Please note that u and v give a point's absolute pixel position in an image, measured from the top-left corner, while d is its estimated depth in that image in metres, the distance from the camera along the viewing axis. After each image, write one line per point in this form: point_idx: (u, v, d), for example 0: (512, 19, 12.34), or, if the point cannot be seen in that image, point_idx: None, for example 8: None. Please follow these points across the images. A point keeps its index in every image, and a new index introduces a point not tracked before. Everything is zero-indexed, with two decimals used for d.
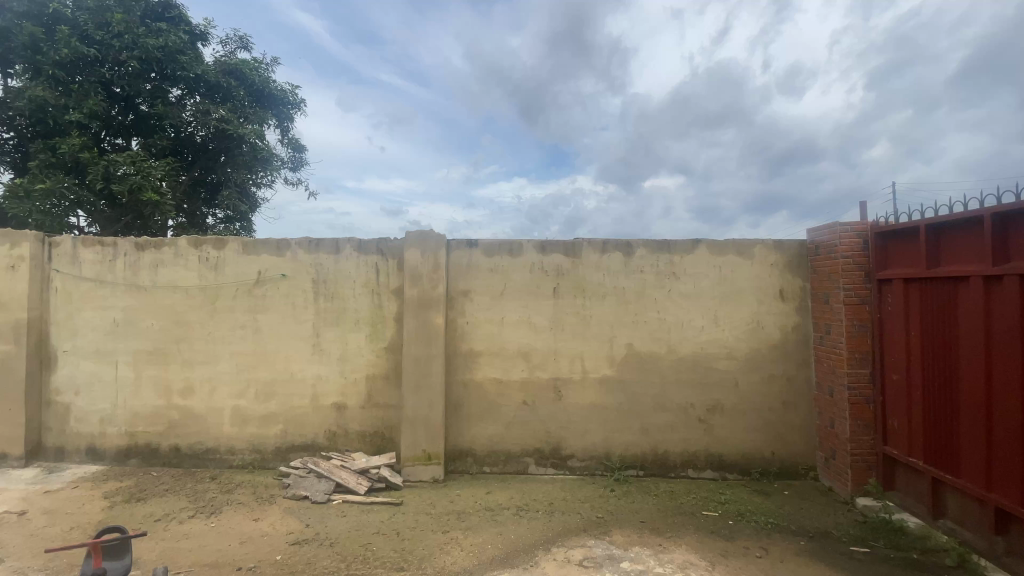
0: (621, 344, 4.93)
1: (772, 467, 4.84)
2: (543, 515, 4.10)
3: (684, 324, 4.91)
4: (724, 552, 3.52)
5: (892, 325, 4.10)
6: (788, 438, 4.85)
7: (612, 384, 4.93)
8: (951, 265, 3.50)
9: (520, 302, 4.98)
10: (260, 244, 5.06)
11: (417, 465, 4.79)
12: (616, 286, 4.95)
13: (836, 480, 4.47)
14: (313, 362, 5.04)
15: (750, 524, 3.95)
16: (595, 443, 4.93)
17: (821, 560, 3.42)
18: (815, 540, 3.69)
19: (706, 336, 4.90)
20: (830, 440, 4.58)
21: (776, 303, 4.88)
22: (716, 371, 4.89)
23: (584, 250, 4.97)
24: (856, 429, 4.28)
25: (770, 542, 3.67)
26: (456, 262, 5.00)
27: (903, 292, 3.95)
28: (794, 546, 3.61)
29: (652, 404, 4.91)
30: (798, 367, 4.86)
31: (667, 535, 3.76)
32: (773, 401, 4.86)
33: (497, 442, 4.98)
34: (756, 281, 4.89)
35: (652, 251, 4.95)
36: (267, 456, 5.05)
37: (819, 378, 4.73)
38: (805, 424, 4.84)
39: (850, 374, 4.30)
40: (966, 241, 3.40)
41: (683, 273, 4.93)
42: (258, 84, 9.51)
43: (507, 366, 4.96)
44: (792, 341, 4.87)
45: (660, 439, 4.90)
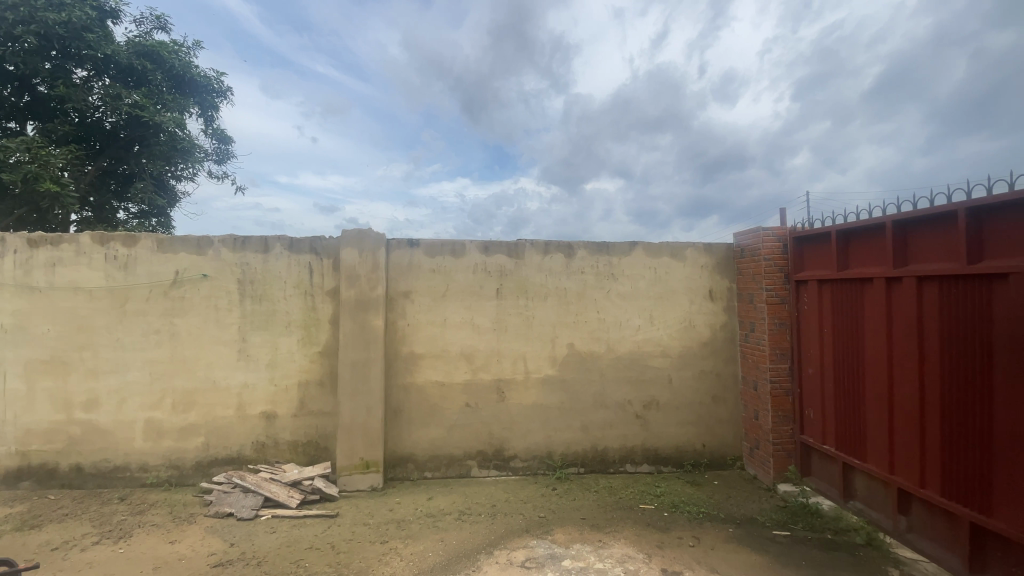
0: (563, 344, 4.99)
1: (702, 458, 5.09)
2: (485, 518, 4.07)
3: (623, 323, 5.05)
4: (661, 544, 3.64)
5: (807, 323, 4.44)
6: (717, 431, 5.11)
7: (554, 384, 4.98)
8: (857, 268, 3.84)
9: (462, 304, 4.91)
10: (178, 241, 4.67)
11: (354, 474, 4.60)
12: (558, 286, 5.00)
13: (760, 468, 4.76)
14: (239, 368, 4.71)
15: (684, 514, 4.11)
16: (537, 443, 4.96)
17: (747, 545, 3.61)
18: (742, 527, 3.90)
19: (643, 335, 5.07)
20: (754, 430, 4.88)
21: (706, 302, 5.14)
22: (652, 368, 5.06)
23: (527, 251, 4.99)
24: (777, 420, 4.59)
25: (702, 531, 3.83)
26: (396, 262, 4.86)
27: (818, 292, 4.28)
28: (724, 534, 3.79)
29: (592, 402, 5.01)
30: (725, 363, 5.14)
31: (607, 530, 3.84)
32: (704, 396, 5.10)
33: (439, 446, 4.88)
34: (687, 281, 5.13)
35: (593, 252, 5.05)
36: (186, 472, 4.66)
37: (744, 372, 5.03)
38: (731, 417, 5.13)
39: (772, 369, 4.62)
40: (870, 246, 3.74)
41: (622, 274, 5.07)
42: (178, 69, 8.79)
43: (450, 368, 4.88)
44: (720, 338, 5.15)
45: (600, 436, 5.01)
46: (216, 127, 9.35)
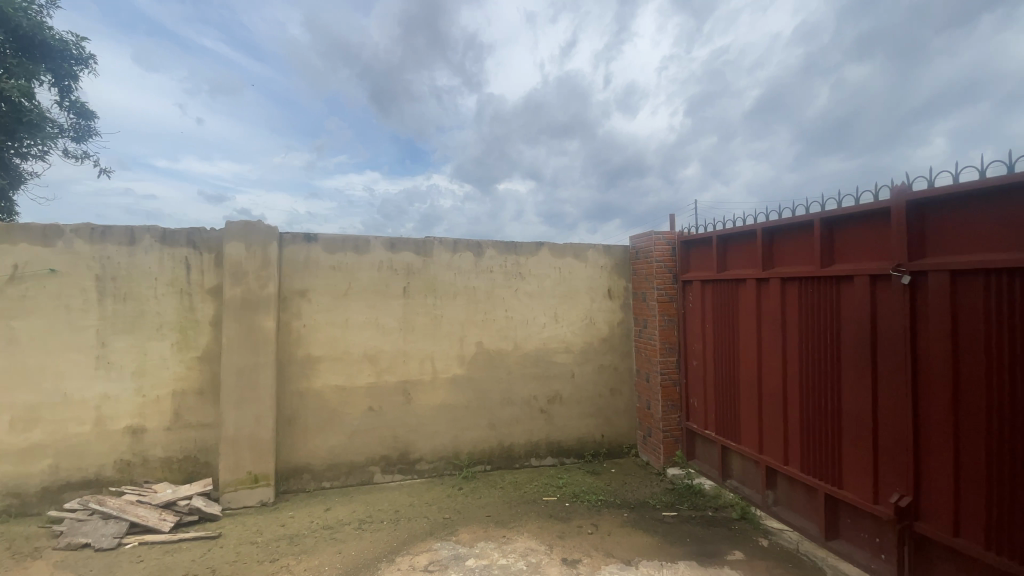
0: (471, 343, 4.98)
1: (602, 448, 5.36)
2: (387, 524, 3.94)
3: (529, 322, 5.15)
4: (562, 534, 3.77)
5: (692, 320, 4.86)
6: (615, 422, 5.42)
7: (461, 383, 4.95)
8: (734, 270, 4.28)
9: (365, 303, 4.71)
10: (16, 230, 3.95)
11: (241, 490, 4.22)
12: (466, 285, 4.98)
13: (652, 454, 5.12)
14: (99, 378, 4.11)
15: (584, 503, 4.29)
16: (444, 443, 4.90)
17: (639, 528, 3.86)
18: (636, 510, 4.16)
19: (548, 332, 5.22)
20: (647, 419, 5.24)
21: (606, 301, 5.42)
22: (556, 365, 5.23)
23: (434, 249, 4.90)
24: (667, 409, 4.97)
25: (600, 518, 4.03)
26: (291, 258, 4.53)
27: (701, 291, 4.70)
28: (619, 519, 4.02)
29: (499, 399, 5.05)
30: (622, 358, 5.46)
31: (511, 525, 3.89)
32: (603, 389, 5.38)
33: (339, 453, 4.64)
34: (589, 280, 5.36)
35: (500, 251, 5.10)
36: (27, 501, 3.97)
37: (638, 365, 5.38)
38: (628, 408, 5.46)
39: (662, 362, 4.99)
40: (744, 250, 4.19)
41: (528, 273, 5.17)
42: (25, 28, 7.47)
43: (352, 371, 4.66)
44: (618, 334, 5.45)
45: (506, 433, 5.07)
46: (75, 99, 8.08)
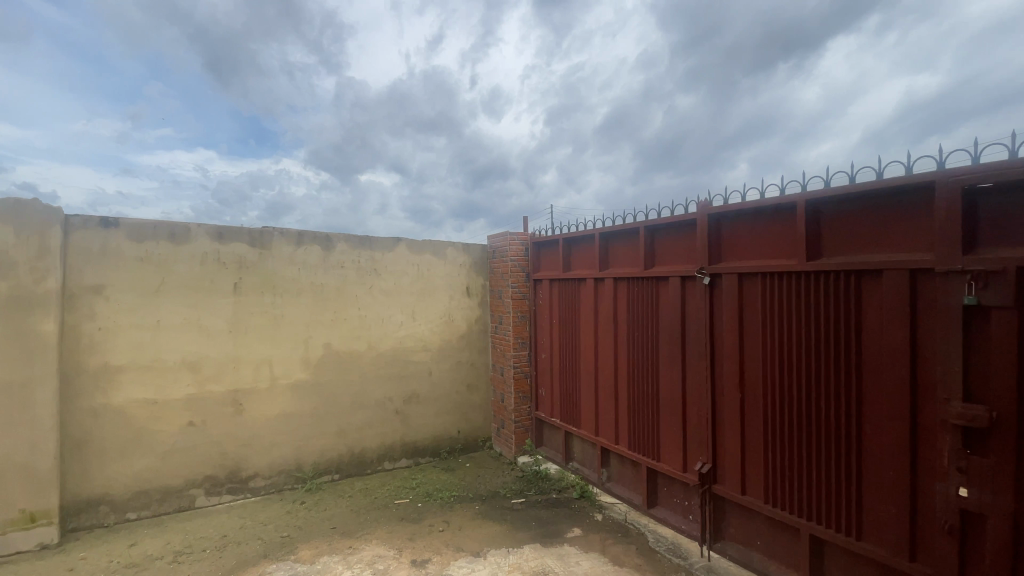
0: (318, 344, 4.64)
1: (457, 444, 5.42)
2: (211, 552, 3.47)
3: (384, 320, 4.97)
4: (412, 535, 3.71)
5: (541, 316, 5.17)
6: (470, 417, 5.51)
7: (306, 388, 4.59)
8: (578, 269, 4.67)
9: (186, 301, 4.08)
10: None
11: (11, 535, 3.37)
12: (313, 282, 4.61)
13: (504, 445, 5.34)
14: None
15: (437, 501, 4.29)
16: (285, 456, 4.49)
17: (489, 518, 3.99)
18: (487, 502, 4.29)
19: (404, 331, 5.09)
20: (500, 412, 5.43)
21: (463, 298, 5.47)
22: (412, 363, 5.13)
23: (276, 241, 4.45)
24: (518, 401, 5.22)
25: (451, 514, 4.07)
26: (82, 248, 3.72)
27: (550, 289, 5.03)
28: (470, 512, 4.10)
29: (349, 403, 4.79)
30: (478, 354, 5.57)
31: (358, 534, 3.72)
32: (460, 386, 5.43)
33: (150, 478, 3.96)
34: (447, 278, 5.36)
35: (353, 246, 4.82)
36: None
37: (494, 360, 5.55)
38: (483, 402, 5.60)
39: (515, 356, 5.22)
40: (586, 252, 4.59)
41: (384, 269, 4.98)
42: None
43: (167, 381, 4.01)
44: (474, 331, 5.55)
45: (357, 438, 4.84)
46: None
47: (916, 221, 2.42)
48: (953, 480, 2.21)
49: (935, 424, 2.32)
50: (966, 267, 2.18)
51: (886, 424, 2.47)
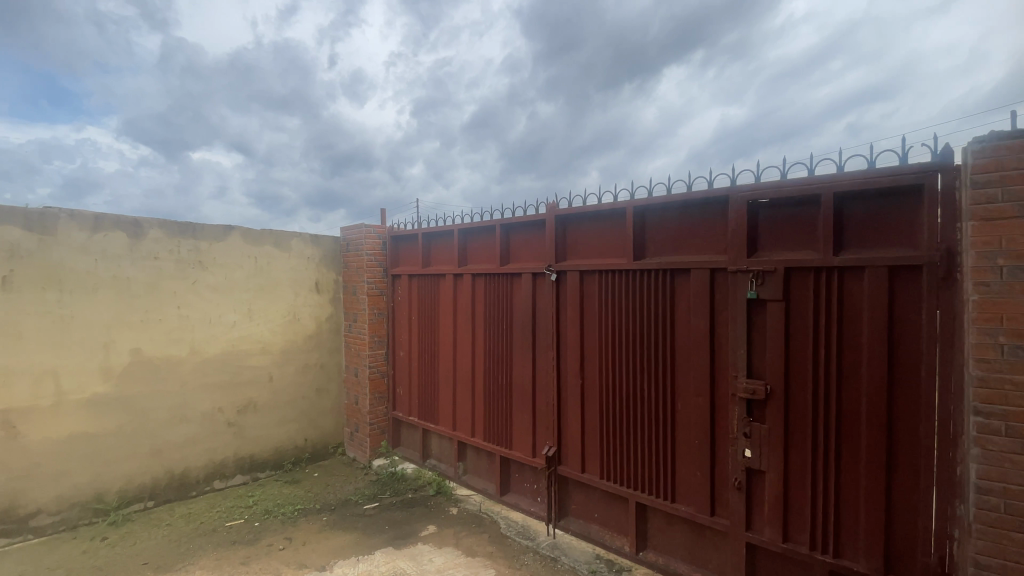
0: (123, 350, 3.89)
1: (304, 453, 5.01)
2: None
3: (213, 320, 4.36)
4: (246, 559, 3.33)
5: (399, 312, 5.03)
6: (320, 423, 5.14)
7: (107, 403, 3.82)
8: (436, 265, 4.64)
9: None
10: None
11: None
12: (115, 275, 3.85)
13: (358, 449, 5.09)
14: None
15: (277, 518, 3.91)
16: (76, 487, 3.69)
17: (338, 528, 3.76)
18: (336, 511, 4.04)
19: (239, 332, 4.53)
20: (354, 414, 5.16)
21: (311, 295, 5.07)
22: (249, 368, 4.60)
23: (60, 225, 3.60)
24: (374, 402, 5.01)
25: (294, 529, 3.74)
26: None
27: (408, 284, 4.92)
28: (317, 524, 3.82)
29: (167, 417, 4.12)
30: (329, 355, 5.22)
31: (177, 568, 3.22)
32: (307, 390, 5.03)
33: None
34: (292, 273, 4.91)
35: (171, 234, 4.13)
36: None
37: (347, 361, 5.25)
38: (334, 406, 5.26)
39: (370, 355, 4.99)
40: (445, 248, 4.58)
41: (212, 262, 4.37)
42: None
43: None
44: (324, 331, 5.18)
45: (177, 457, 4.18)
46: None
47: (716, 229, 2.87)
48: (740, 444, 2.69)
49: (727, 398, 2.78)
50: (749, 267, 2.66)
51: (693, 401, 2.90)
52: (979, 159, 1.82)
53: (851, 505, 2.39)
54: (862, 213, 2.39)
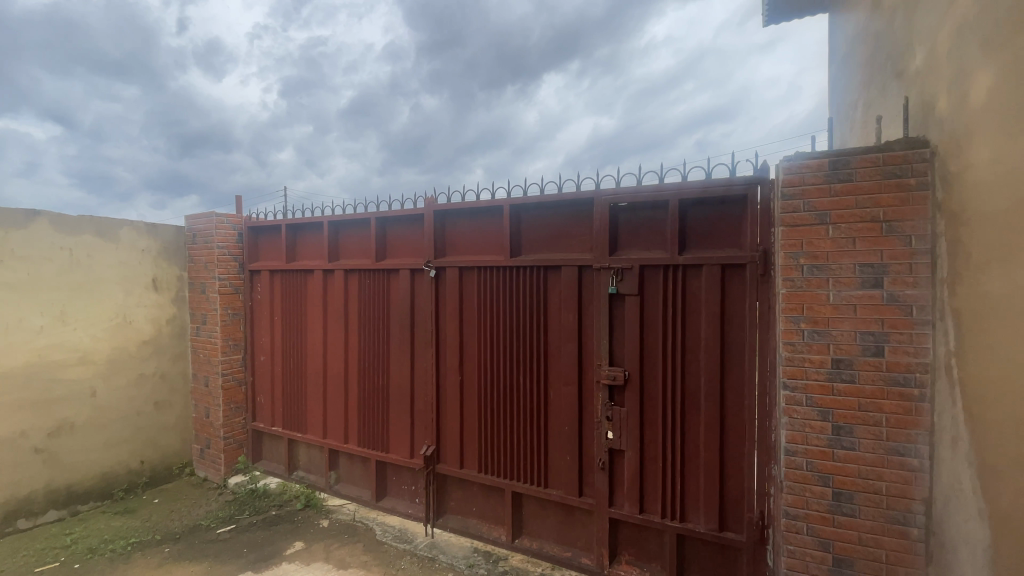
0: None
1: (140, 477, 4.31)
2: None
3: (8, 325, 3.53)
4: None
5: (260, 312, 4.56)
6: (161, 441, 4.46)
7: None
8: (303, 260, 4.28)
9: None
10: None
11: None
12: None
13: (210, 468, 4.51)
14: None
15: (104, 557, 3.31)
16: None
17: (185, 559, 3.30)
18: (182, 540, 3.54)
19: (47, 339, 3.73)
20: (205, 429, 4.56)
21: (147, 294, 4.36)
22: (62, 383, 3.81)
23: None
24: (229, 413, 4.48)
25: (128, 568, 3.20)
26: None
27: (270, 281, 4.47)
28: (158, 558, 3.31)
29: None
30: (172, 362, 4.54)
31: None
32: (144, 404, 4.32)
33: None
34: (121, 268, 4.17)
35: None
36: None
37: (195, 368, 4.62)
38: (179, 421, 4.60)
39: (224, 361, 4.45)
40: (312, 242, 4.25)
41: (6, 254, 3.52)
42: None
43: None
44: (166, 335, 4.49)
45: None
46: None
47: (584, 229, 3.04)
48: (604, 427, 2.90)
49: (593, 385, 2.98)
50: (611, 265, 2.87)
51: (563, 390, 3.06)
52: (787, 175, 2.17)
53: (694, 473, 2.71)
54: (702, 218, 2.71)
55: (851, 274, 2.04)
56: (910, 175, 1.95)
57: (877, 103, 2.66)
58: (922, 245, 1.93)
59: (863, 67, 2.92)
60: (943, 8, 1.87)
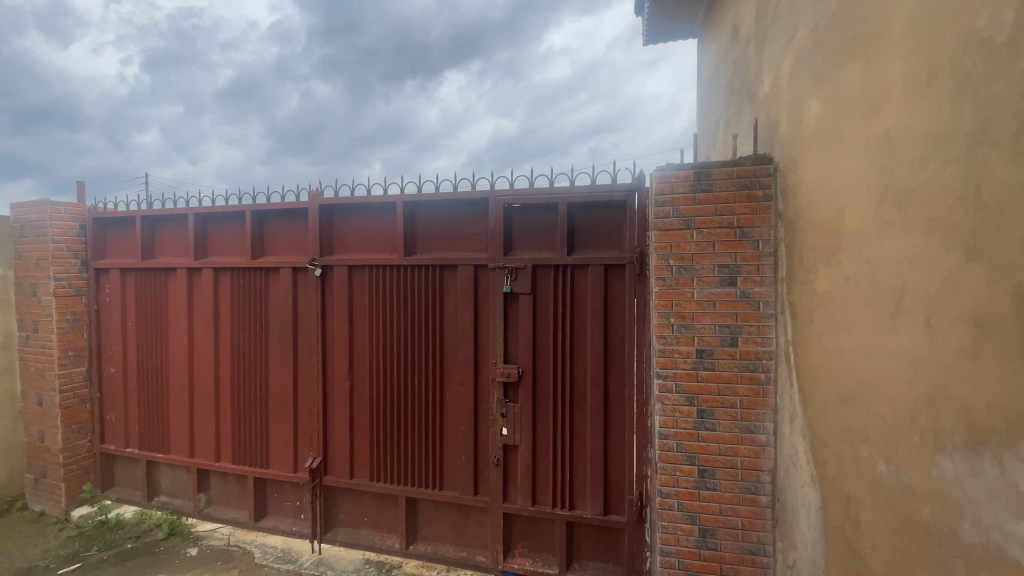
0: None
1: None
2: None
3: None
4: None
5: (109, 317, 3.94)
6: None
7: None
8: (163, 257, 3.77)
9: None
10: None
11: None
12: None
13: (46, 501, 3.81)
14: None
15: None
16: None
17: None
18: None
19: None
20: (37, 457, 3.84)
21: None
22: None
23: None
24: (70, 436, 3.81)
25: None
26: None
27: (122, 281, 3.88)
28: None
29: None
30: None
31: None
32: None
33: None
34: None
35: None
36: None
37: (23, 385, 3.86)
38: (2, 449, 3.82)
39: (61, 376, 3.77)
40: (175, 236, 3.76)
41: None
42: None
43: None
44: None
45: None
46: None
47: (478, 228, 3.06)
48: (499, 424, 2.94)
49: (488, 383, 3.01)
50: (505, 264, 2.91)
51: (459, 389, 3.05)
52: (660, 183, 2.36)
53: (582, 463, 2.86)
54: (588, 220, 2.86)
55: (711, 274, 2.28)
56: (757, 187, 2.24)
57: (735, 123, 3.01)
58: (766, 249, 2.22)
59: (724, 90, 3.29)
60: (784, 44, 2.16)
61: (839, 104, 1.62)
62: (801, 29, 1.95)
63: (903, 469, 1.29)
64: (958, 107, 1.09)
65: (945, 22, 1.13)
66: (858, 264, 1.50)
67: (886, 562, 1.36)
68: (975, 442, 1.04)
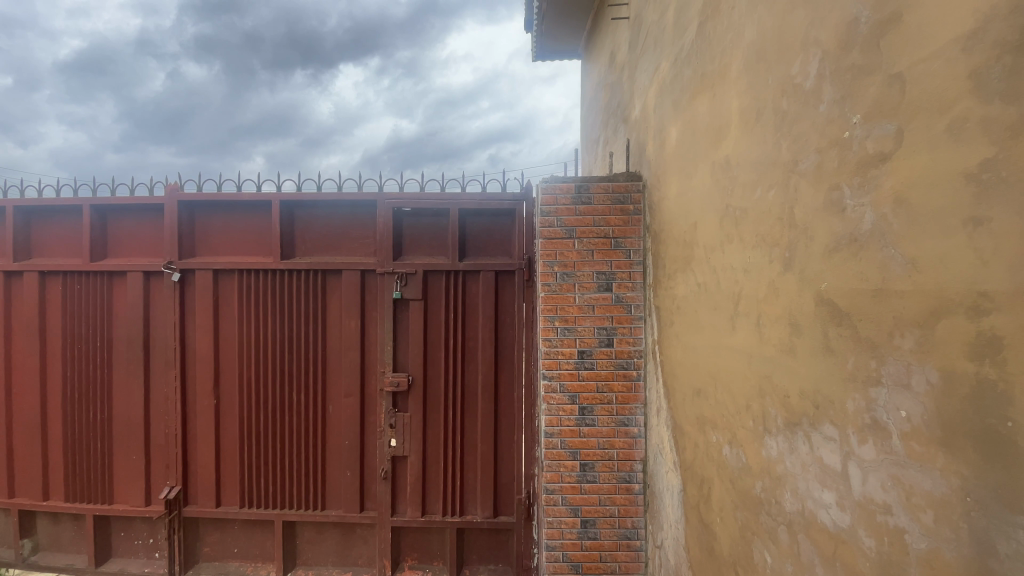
0: None
1: None
2: None
3: None
4: None
5: None
6: None
7: None
8: None
9: None
10: None
11: None
12: None
13: None
14: None
15: None
16: None
17: None
18: None
19: None
20: None
21: None
22: None
23: None
24: None
25: None
26: None
27: None
28: None
29: None
30: None
31: None
32: None
33: None
34: None
35: None
36: None
37: None
38: None
39: None
40: None
41: None
42: None
43: None
44: None
45: None
46: None
47: (366, 232, 2.94)
48: (387, 435, 2.84)
49: (376, 393, 2.89)
50: (394, 269, 2.83)
51: (343, 401, 2.88)
52: (544, 194, 2.48)
53: (472, 467, 2.87)
54: (477, 227, 2.89)
55: (590, 280, 2.44)
56: (629, 202, 2.44)
57: (611, 140, 3.25)
58: (636, 258, 2.43)
59: (602, 110, 3.54)
60: (650, 73, 2.39)
61: (692, 131, 1.83)
62: (664, 61, 2.17)
63: (742, 450, 1.47)
64: (777, 139, 1.28)
65: (767, 67, 1.33)
66: (707, 273, 1.70)
67: (731, 533, 1.54)
68: (792, 424, 1.23)
